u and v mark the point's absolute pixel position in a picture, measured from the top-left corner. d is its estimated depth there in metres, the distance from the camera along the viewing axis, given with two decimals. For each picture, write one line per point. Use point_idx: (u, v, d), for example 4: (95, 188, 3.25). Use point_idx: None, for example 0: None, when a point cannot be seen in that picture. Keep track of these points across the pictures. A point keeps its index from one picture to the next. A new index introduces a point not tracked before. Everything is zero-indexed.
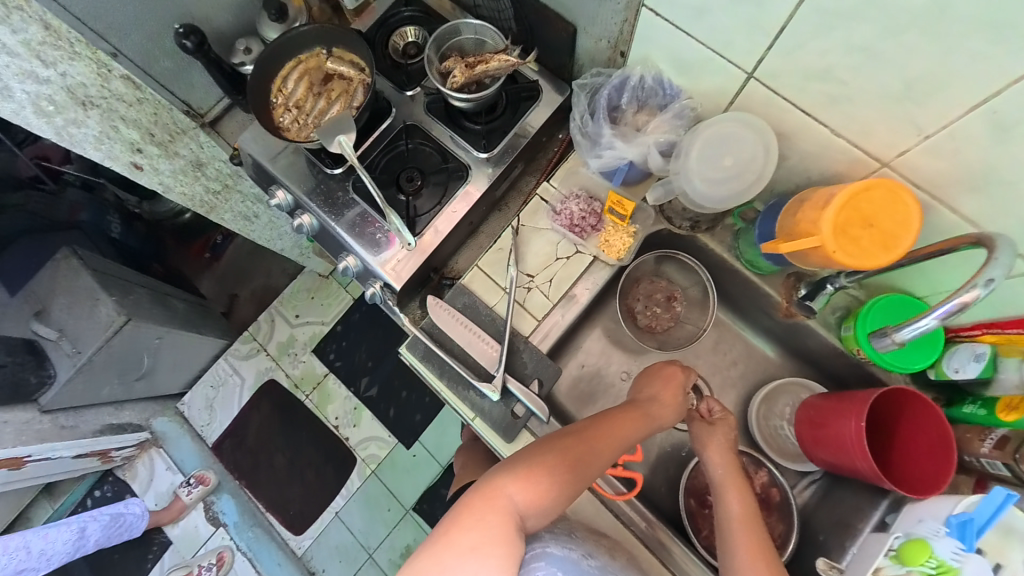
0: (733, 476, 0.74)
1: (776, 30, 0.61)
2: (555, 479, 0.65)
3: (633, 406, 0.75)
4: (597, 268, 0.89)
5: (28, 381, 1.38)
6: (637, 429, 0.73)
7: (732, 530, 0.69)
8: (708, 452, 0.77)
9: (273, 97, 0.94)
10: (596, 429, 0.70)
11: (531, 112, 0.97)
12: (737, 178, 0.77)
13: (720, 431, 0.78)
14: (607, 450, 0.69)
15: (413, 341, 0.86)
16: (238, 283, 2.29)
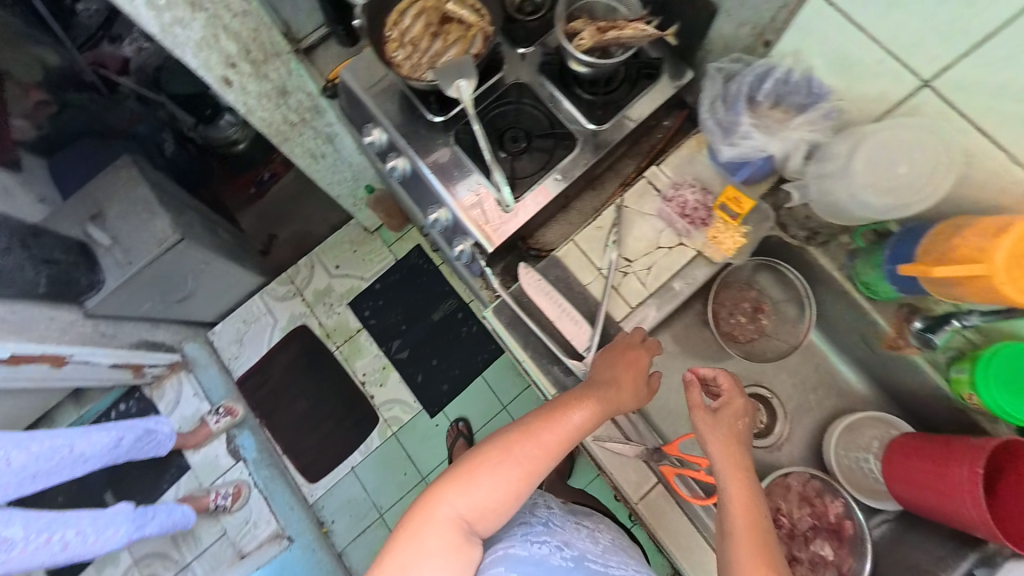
0: (738, 469, 0.67)
1: (982, 36, 0.55)
2: (496, 485, 0.65)
3: (580, 397, 0.70)
4: (698, 265, 0.85)
5: (80, 282, 1.36)
6: (584, 423, 0.69)
7: (731, 526, 0.63)
8: (711, 439, 0.70)
9: (387, 30, 0.88)
10: (536, 428, 0.68)
11: (648, 91, 0.91)
12: (902, 193, 0.70)
13: (727, 418, 0.72)
14: (548, 447, 0.67)
15: (499, 306, 0.87)
16: (278, 223, 2.24)
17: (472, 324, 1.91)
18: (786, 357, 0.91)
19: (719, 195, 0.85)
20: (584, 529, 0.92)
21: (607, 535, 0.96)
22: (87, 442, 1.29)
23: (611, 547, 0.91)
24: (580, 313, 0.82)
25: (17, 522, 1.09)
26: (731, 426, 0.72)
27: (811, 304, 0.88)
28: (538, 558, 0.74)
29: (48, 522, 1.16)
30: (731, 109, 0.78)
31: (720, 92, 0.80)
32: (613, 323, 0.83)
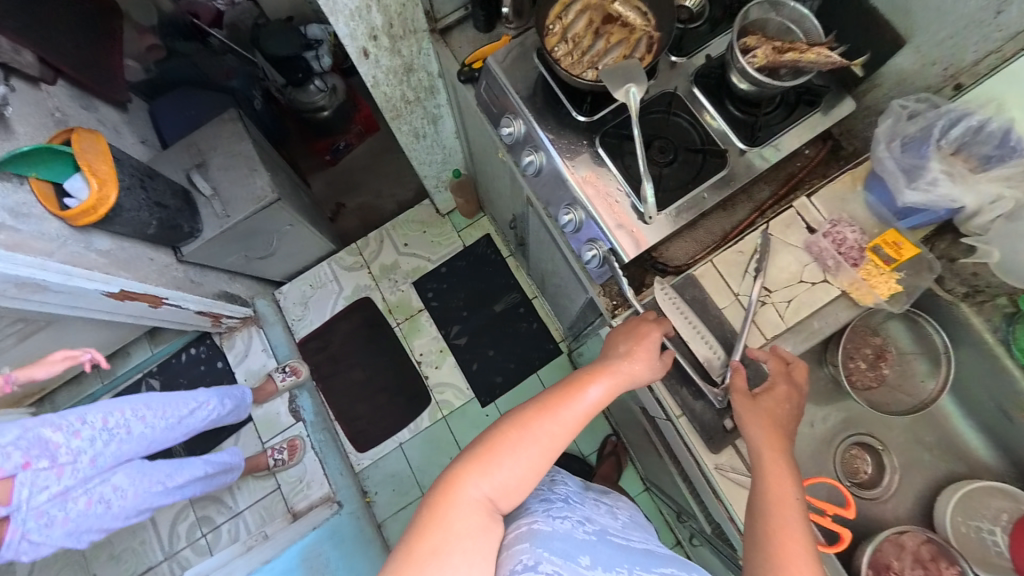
0: (775, 449, 0.69)
1: None
2: (525, 463, 0.63)
3: (597, 371, 0.71)
4: (838, 305, 0.84)
5: (181, 228, 1.33)
6: (603, 397, 0.69)
7: (764, 501, 0.64)
8: (754, 419, 0.72)
9: (550, 24, 0.87)
10: (557, 402, 0.67)
11: (807, 118, 0.87)
12: None
13: (768, 400, 0.74)
14: (570, 421, 0.66)
15: (630, 318, 0.89)
16: (346, 192, 2.21)
17: (533, 320, 1.90)
18: (915, 415, 0.89)
19: (873, 237, 0.84)
20: (602, 510, 0.84)
21: (624, 516, 0.88)
22: (196, 411, 1.35)
23: (632, 528, 0.83)
24: (716, 339, 0.82)
25: (125, 471, 1.18)
26: (774, 408, 0.74)
27: (948, 361, 0.88)
28: (565, 534, 0.65)
29: (155, 474, 1.25)
30: (914, 151, 0.76)
31: (902, 130, 0.77)
32: (748, 352, 0.82)
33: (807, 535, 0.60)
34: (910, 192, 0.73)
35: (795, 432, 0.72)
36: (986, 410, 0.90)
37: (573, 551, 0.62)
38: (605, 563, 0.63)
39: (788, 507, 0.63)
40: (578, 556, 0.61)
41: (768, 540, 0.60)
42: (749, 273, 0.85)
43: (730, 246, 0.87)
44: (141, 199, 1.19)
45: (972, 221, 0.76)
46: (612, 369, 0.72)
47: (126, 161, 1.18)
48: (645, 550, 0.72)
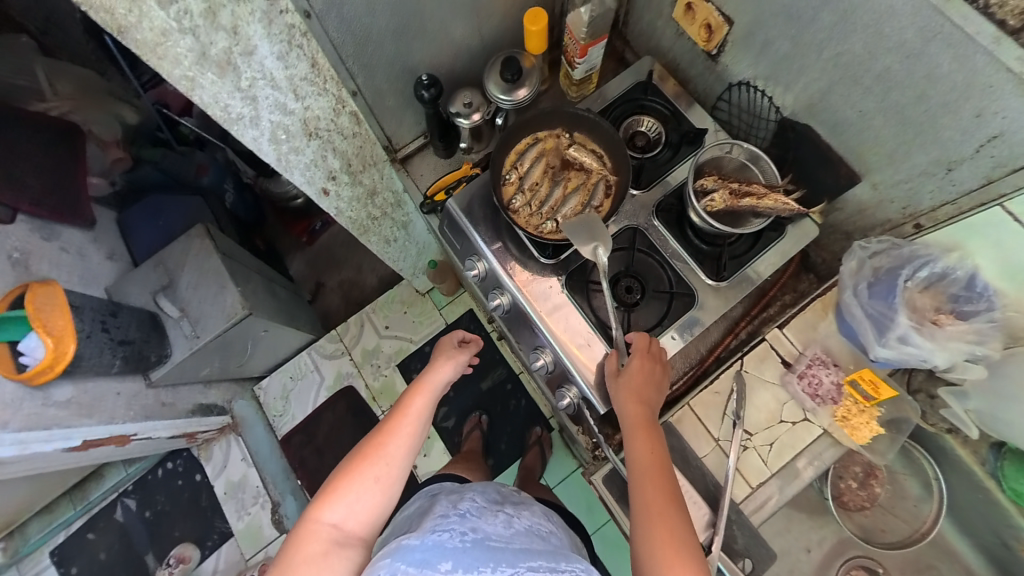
0: (639, 425, 0.74)
1: None
2: (366, 486, 0.74)
3: (420, 385, 0.86)
4: (823, 442, 0.82)
5: (149, 358, 1.34)
6: (427, 404, 0.84)
7: (640, 478, 0.69)
8: (622, 399, 0.77)
9: (506, 173, 0.87)
10: (388, 423, 0.80)
11: (772, 249, 0.85)
12: None
13: (628, 376, 0.78)
14: (399, 435, 0.79)
15: (611, 475, 0.91)
16: (326, 271, 2.18)
17: (522, 397, 1.87)
18: (913, 544, 0.90)
19: (851, 372, 0.82)
20: (498, 517, 0.86)
21: (525, 522, 0.90)
22: None
23: (529, 536, 0.84)
24: (701, 495, 0.81)
25: None
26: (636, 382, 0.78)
27: (940, 491, 0.88)
28: (434, 543, 0.68)
29: None
30: (882, 297, 0.76)
31: (867, 274, 0.77)
32: (734, 505, 0.81)
33: (677, 505, 0.66)
34: (881, 348, 0.74)
35: (656, 402, 0.77)
36: (983, 530, 0.88)
37: (434, 559, 0.65)
38: (466, 566, 0.65)
39: (657, 478, 0.68)
40: (438, 563, 0.64)
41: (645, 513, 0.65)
42: (727, 416, 0.84)
43: (705, 385, 0.86)
44: (104, 342, 1.22)
45: (948, 369, 0.75)
46: (433, 381, 0.88)
47: (87, 307, 1.20)
48: (522, 550, 0.75)
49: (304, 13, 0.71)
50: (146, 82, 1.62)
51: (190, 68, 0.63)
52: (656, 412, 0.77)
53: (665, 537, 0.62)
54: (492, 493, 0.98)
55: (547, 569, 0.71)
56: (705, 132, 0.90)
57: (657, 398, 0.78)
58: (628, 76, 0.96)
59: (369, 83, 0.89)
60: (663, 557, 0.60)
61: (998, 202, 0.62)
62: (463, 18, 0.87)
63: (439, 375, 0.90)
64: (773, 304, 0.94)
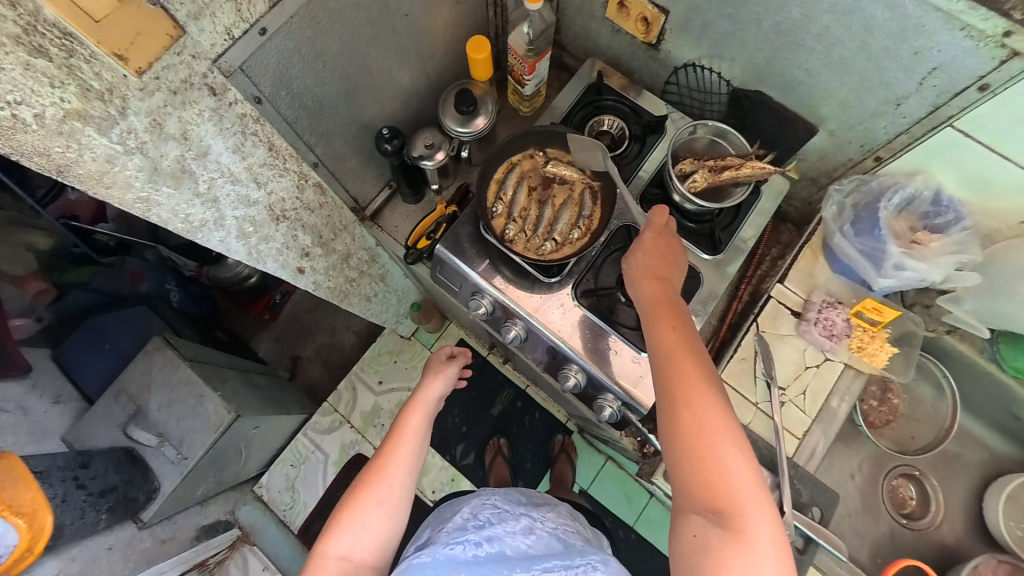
0: (660, 305, 0.67)
1: None
2: (369, 511, 0.72)
3: (413, 403, 0.85)
4: (847, 376, 0.87)
5: (138, 499, 1.21)
6: (421, 420, 0.82)
7: (663, 358, 0.61)
8: (637, 280, 0.71)
9: (492, 205, 0.86)
10: (386, 446, 0.79)
11: (754, 212, 0.90)
12: None
13: (642, 252, 0.73)
14: (399, 457, 0.77)
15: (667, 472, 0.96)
16: (299, 343, 2.06)
17: (535, 411, 1.82)
18: (943, 442, 0.98)
19: (854, 305, 0.88)
20: (520, 520, 0.85)
21: (550, 525, 0.87)
22: None
23: (551, 537, 0.83)
24: (760, 462, 0.82)
25: None
26: (651, 259, 0.73)
27: (950, 388, 0.96)
28: (445, 558, 0.73)
29: None
30: (868, 232, 0.83)
31: (848, 215, 0.86)
32: (789, 461, 0.84)
33: (711, 388, 0.58)
34: (882, 279, 0.82)
35: (674, 286, 0.69)
36: (995, 411, 0.97)
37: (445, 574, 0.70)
38: None
39: (687, 358, 0.60)
40: None
41: (672, 397, 0.58)
42: (759, 378, 0.88)
43: (731, 355, 0.89)
44: (83, 501, 1.10)
45: (944, 281, 0.84)
46: (426, 397, 0.87)
47: (51, 467, 1.08)
48: (537, 555, 0.76)
49: (255, 99, 0.64)
50: (44, 196, 1.39)
51: (143, 188, 0.61)
52: (678, 291, 0.70)
53: (697, 420, 0.56)
54: (516, 495, 0.96)
55: (561, 567, 0.73)
56: (666, 118, 0.94)
57: (676, 276, 0.72)
58: (578, 84, 0.98)
59: (327, 150, 0.84)
60: (694, 444, 0.55)
61: (947, 124, 0.69)
62: (404, 62, 0.86)
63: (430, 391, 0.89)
64: (765, 259, 0.99)
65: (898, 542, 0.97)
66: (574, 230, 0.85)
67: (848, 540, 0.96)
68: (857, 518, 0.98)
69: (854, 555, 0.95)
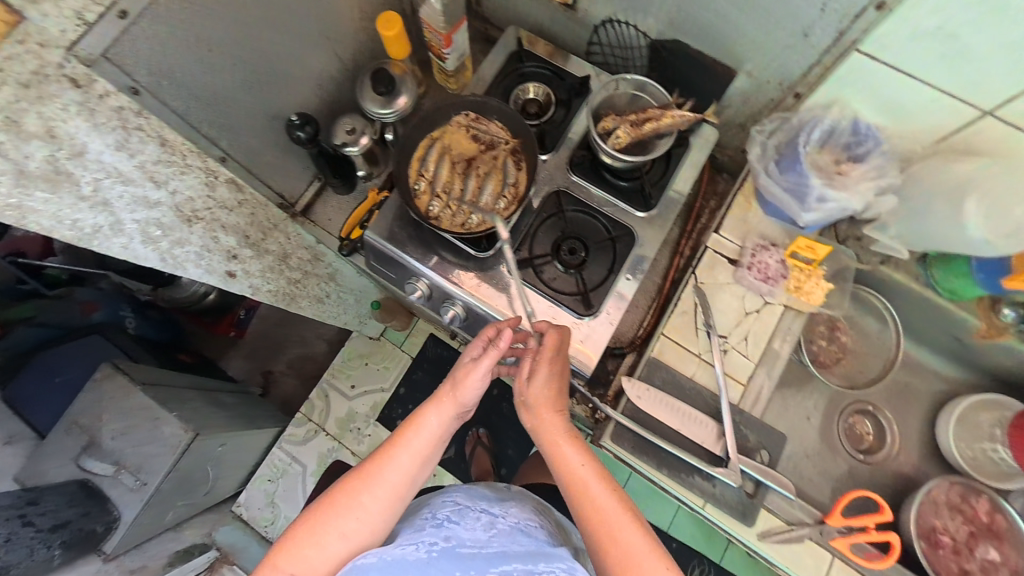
0: (560, 438, 0.69)
1: None
2: (367, 501, 0.67)
3: (414, 419, 0.72)
4: (789, 317, 0.86)
5: (96, 531, 1.17)
6: (446, 419, 0.72)
7: (574, 497, 0.64)
8: (532, 415, 0.72)
9: (414, 183, 0.84)
10: (372, 461, 0.69)
11: (684, 163, 0.90)
12: None
13: (532, 385, 0.73)
14: (382, 480, 0.68)
15: None
16: (271, 357, 2.01)
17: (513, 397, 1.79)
18: (890, 371, 0.98)
19: (788, 245, 0.87)
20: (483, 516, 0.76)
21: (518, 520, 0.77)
22: None
23: (515, 531, 0.74)
24: (706, 413, 0.81)
25: None
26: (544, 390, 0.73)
27: (892, 318, 0.97)
28: (393, 560, 0.63)
29: None
30: (792, 169, 0.81)
31: (772, 155, 0.84)
32: (735, 408, 0.82)
33: (619, 512, 0.62)
34: (807, 214, 0.81)
35: (563, 401, 0.72)
36: (940, 339, 0.97)
37: None
38: None
39: (594, 487, 0.64)
40: None
41: (592, 533, 0.62)
42: (701, 329, 0.85)
43: (673, 310, 0.87)
44: (32, 538, 1.07)
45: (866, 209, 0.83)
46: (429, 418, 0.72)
47: None
48: (498, 555, 0.67)
49: (132, 90, 0.60)
50: None
51: (12, 195, 0.57)
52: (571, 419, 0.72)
53: (621, 551, 0.60)
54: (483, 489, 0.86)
55: (522, 572, 0.63)
56: (588, 79, 0.94)
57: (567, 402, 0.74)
58: (499, 53, 0.97)
59: (234, 143, 0.79)
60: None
61: (853, 50, 0.69)
62: (312, 46, 0.84)
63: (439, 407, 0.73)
64: (704, 212, 1.00)
65: (858, 478, 0.98)
66: (500, 200, 0.84)
67: (808, 479, 0.98)
68: (817, 459, 0.99)
69: (815, 495, 0.96)
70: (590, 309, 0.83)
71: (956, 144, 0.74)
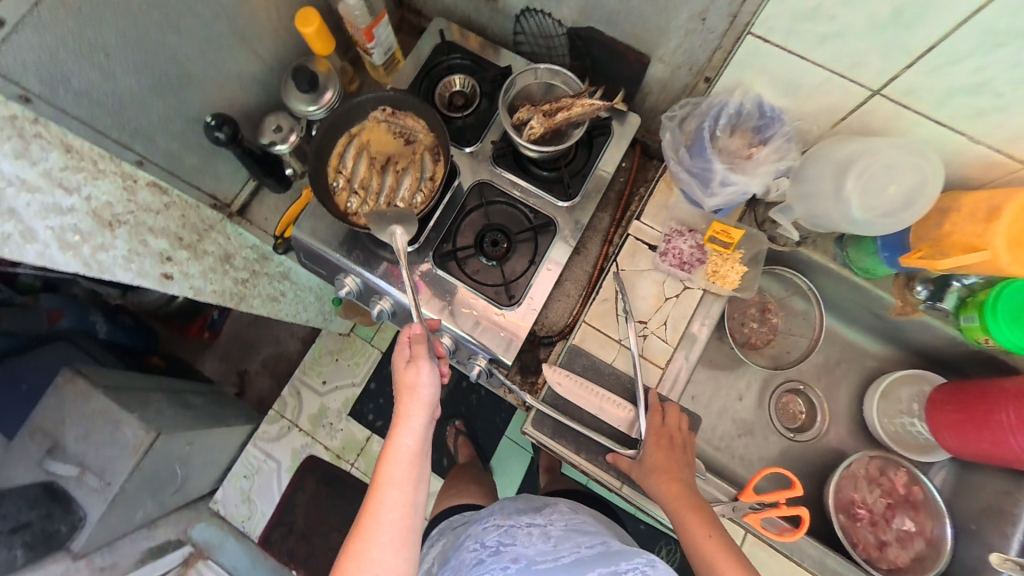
0: (681, 497, 0.75)
1: (921, 52, 0.62)
2: (379, 554, 0.63)
3: (388, 451, 0.68)
4: (708, 301, 0.88)
5: (59, 532, 1.20)
6: (420, 433, 0.69)
7: (695, 552, 0.71)
8: (652, 481, 0.76)
9: (332, 180, 0.85)
10: (366, 516, 0.65)
11: (605, 151, 0.91)
12: (906, 206, 0.76)
13: (652, 455, 0.77)
14: (386, 529, 0.64)
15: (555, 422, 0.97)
16: (244, 357, 2.01)
17: (482, 388, 1.77)
18: (814, 351, 0.98)
19: (706, 231, 0.90)
20: (532, 530, 0.79)
21: (560, 523, 0.82)
22: None
23: (571, 534, 0.78)
24: (623, 397, 0.83)
25: None
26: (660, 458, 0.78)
27: (815, 296, 0.98)
28: None
29: None
30: (700, 153, 0.82)
31: (682, 141, 0.85)
32: (653, 391, 0.85)
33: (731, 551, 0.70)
34: (710, 199, 0.82)
35: (678, 462, 0.77)
36: (864, 315, 0.99)
37: None
38: None
39: (708, 536, 0.71)
40: None
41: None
42: (621, 315, 0.87)
43: (595, 297, 0.89)
44: None
45: (768, 192, 0.86)
46: (401, 443, 0.68)
47: None
48: (573, 563, 0.70)
49: (22, 98, 0.61)
50: None
51: None
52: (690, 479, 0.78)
53: None
54: (514, 503, 0.90)
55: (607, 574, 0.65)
56: (509, 70, 0.95)
57: (687, 465, 0.79)
58: (424, 46, 0.98)
59: (152, 146, 0.81)
60: None
61: (747, 33, 0.70)
62: (226, 47, 0.85)
63: (406, 425, 0.69)
64: (633, 199, 0.96)
65: (790, 454, 1.00)
66: (418, 194, 0.86)
67: (741, 457, 1.00)
68: (751, 438, 1.01)
69: (747, 471, 0.99)
70: (516, 297, 0.85)
71: (855, 122, 0.77)
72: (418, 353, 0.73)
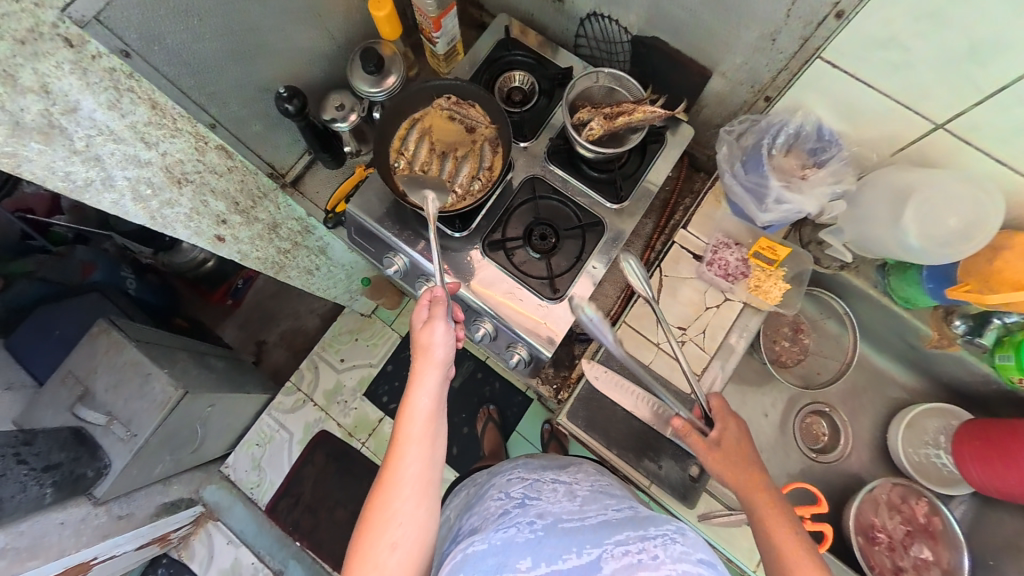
0: (750, 482, 0.67)
1: (994, 89, 0.62)
2: (401, 510, 0.62)
3: (405, 406, 0.68)
4: (747, 315, 0.89)
5: (86, 475, 1.23)
6: (436, 390, 0.70)
7: (765, 540, 0.62)
8: (715, 458, 0.70)
9: (394, 160, 0.88)
10: (385, 473, 0.65)
11: (658, 157, 0.92)
12: (965, 236, 0.76)
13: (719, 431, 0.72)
14: (406, 484, 0.64)
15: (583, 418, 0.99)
16: (264, 328, 2.04)
17: (495, 381, 1.79)
18: (843, 375, 1.00)
19: (751, 246, 0.91)
20: (558, 488, 0.78)
21: (586, 484, 0.80)
22: None
23: (598, 495, 0.76)
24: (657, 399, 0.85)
25: None
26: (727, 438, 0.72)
27: (850, 320, 0.99)
28: (503, 542, 0.63)
29: None
30: (755, 169, 0.84)
31: (738, 156, 0.87)
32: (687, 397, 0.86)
33: (807, 547, 0.60)
34: (763, 214, 0.83)
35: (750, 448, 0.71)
36: (896, 344, 1.00)
37: (510, 559, 0.60)
38: (547, 558, 0.59)
39: (781, 525, 0.62)
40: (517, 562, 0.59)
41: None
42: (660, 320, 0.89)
43: (636, 300, 0.91)
44: (25, 475, 1.15)
45: (821, 213, 0.86)
46: (417, 399, 0.68)
47: None
48: (600, 524, 0.66)
49: (121, 52, 0.64)
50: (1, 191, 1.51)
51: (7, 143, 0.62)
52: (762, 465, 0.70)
53: None
54: (538, 463, 0.90)
55: (634, 538, 0.61)
56: (570, 71, 0.96)
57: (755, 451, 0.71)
58: (488, 39, 1.00)
59: (225, 112, 0.83)
60: None
61: (816, 57, 0.72)
62: (301, 23, 0.87)
63: (422, 381, 0.70)
64: (678, 208, 1.01)
65: (810, 474, 1.01)
66: (475, 182, 0.88)
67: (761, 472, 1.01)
68: (772, 454, 1.02)
69: None
70: (557, 291, 0.87)
71: (914, 154, 0.77)
72: (434, 314, 0.74)
